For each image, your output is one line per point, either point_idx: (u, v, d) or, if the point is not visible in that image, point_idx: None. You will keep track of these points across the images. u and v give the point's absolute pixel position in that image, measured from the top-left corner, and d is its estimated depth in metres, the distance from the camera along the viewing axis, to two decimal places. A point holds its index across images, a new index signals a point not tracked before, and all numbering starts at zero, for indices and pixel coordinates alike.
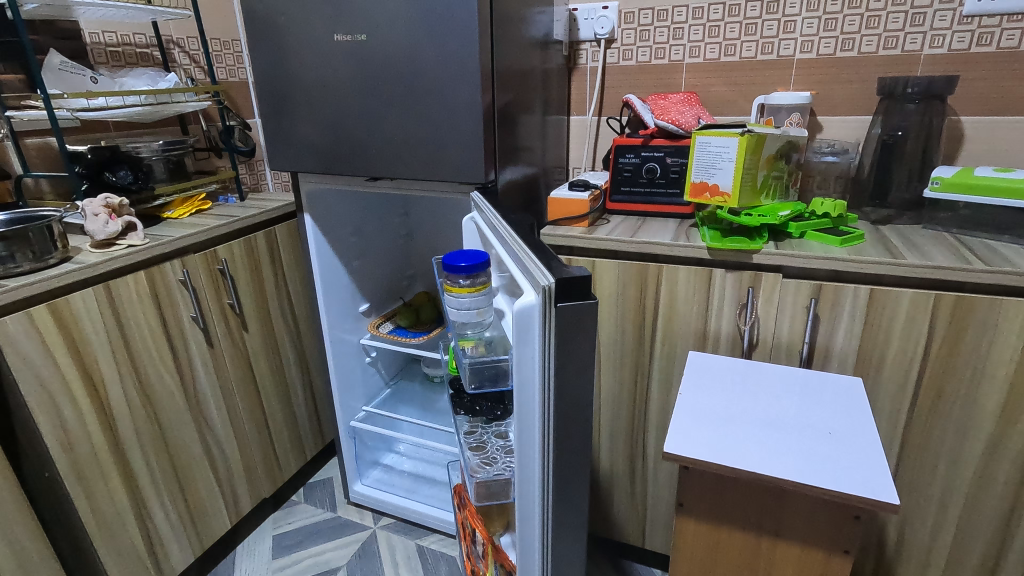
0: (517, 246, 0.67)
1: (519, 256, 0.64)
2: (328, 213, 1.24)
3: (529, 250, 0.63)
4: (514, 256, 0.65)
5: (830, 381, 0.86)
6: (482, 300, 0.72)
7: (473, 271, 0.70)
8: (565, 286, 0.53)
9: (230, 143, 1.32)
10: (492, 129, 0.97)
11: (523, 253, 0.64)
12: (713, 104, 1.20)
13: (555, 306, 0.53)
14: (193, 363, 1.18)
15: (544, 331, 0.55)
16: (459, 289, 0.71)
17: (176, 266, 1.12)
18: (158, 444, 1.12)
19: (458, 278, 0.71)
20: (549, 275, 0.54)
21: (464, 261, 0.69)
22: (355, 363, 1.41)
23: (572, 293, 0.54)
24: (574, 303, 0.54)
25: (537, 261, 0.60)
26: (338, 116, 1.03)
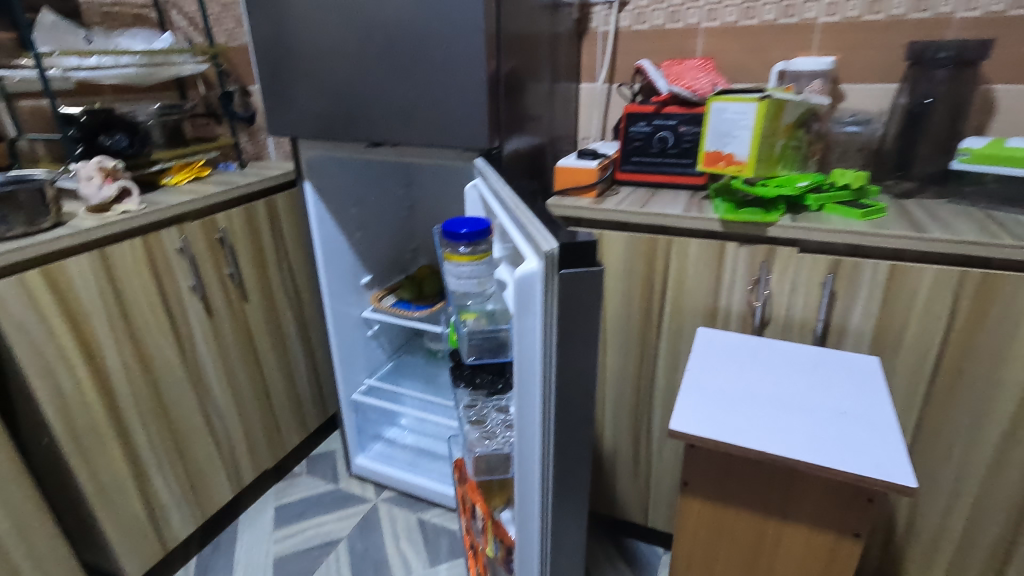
0: (520, 213, 0.63)
1: (522, 222, 0.60)
2: (330, 181, 1.20)
3: (533, 216, 0.60)
4: (517, 222, 0.62)
5: (846, 360, 0.83)
6: (483, 269, 0.69)
7: (474, 239, 0.67)
8: (570, 251, 0.50)
9: (229, 108, 1.28)
10: (499, 94, 0.92)
11: (525, 219, 0.60)
12: (730, 72, 1.14)
13: (558, 272, 0.50)
14: (192, 333, 1.16)
15: (546, 299, 0.52)
16: (459, 258, 0.68)
17: (174, 234, 1.09)
18: (158, 414, 1.11)
19: (457, 245, 0.68)
20: (552, 239, 0.50)
21: (464, 227, 0.66)
22: (356, 336, 1.39)
23: (577, 258, 0.50)
24: (578, 269, 0.50)
25: (541, 226, 0.56)
26: (337, 78, 0.99)
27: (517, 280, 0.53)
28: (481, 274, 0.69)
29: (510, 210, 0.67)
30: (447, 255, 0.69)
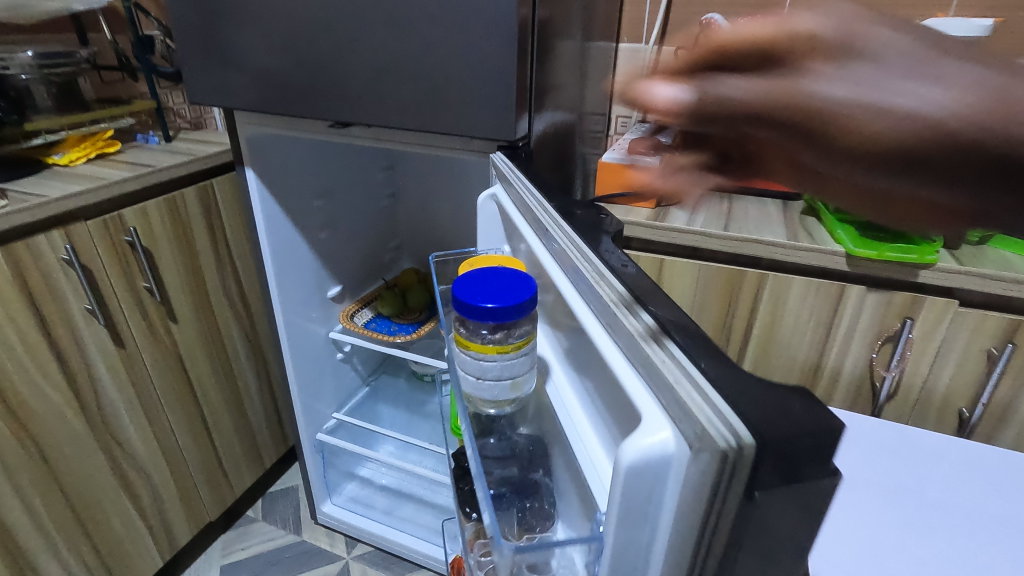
0: (606, 293, 0.35)
1: (616, 320, 0.33)
2: (282, 168, 0.89)
3: (637, 308, 0.33)
4: (602, 314, 0.35)
5: (1006, 482, 0.60)
6: (522, 366, 0.41)
7: (505, 319, 0.38)
8: (781, 454, 0.22)
9: (147, 60, 0.95)
10: (530, 56, 0.62)
11: (624, 314, 0.33)
12: None
13: (746, 495, 0.22)
14: (95, 370, 0.86)
15: (704, 542, 0.24)
16: (479, 348, 0.41)
17: (57, 240, 0.77)
18: (46, 482, 0.82)
19: (478, 327, 0.41)
20: (736, 425, 0.23)
21: (490, 299, 0.39)
22: (323, 362, 1.10)
23: (787, 465, 0.23)
24: (787, 492, 0.23)
25: (674, 350, 0.29)
26: (284, 22, 0.67)
27: (628, 468, 0.26)
28: (520, 374, 0.42)
29: (578, 275, 0.40)
30: (459, 338, 0.42)
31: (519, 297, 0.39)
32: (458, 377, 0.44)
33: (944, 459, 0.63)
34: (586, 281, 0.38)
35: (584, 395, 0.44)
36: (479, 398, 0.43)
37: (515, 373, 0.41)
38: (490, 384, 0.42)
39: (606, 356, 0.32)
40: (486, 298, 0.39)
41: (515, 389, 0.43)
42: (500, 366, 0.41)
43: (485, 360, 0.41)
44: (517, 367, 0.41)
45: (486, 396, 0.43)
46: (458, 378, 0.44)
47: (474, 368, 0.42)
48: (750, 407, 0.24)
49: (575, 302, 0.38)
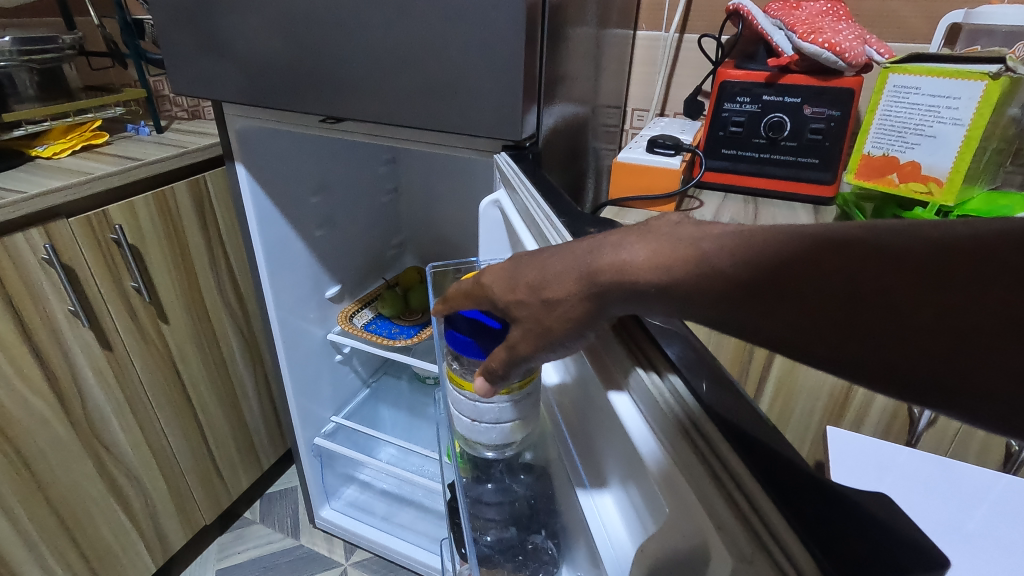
0: (621, 345, 0.34)
1: (642, 384, 0.31)
2: (277, 163, 0.84)
3: (667, 374, 0.31)
4: (621, 370, 0.33)
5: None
6: (520, 409, 0.44)
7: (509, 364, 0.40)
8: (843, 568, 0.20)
9: (136, 45, 0.89)
10: (540, 44, 0.56)
11: (647, 377, 0.31)
12: (867, 22, 0.77)
13: None
14: (79, 375, 0.82)
15: None
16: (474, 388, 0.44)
17: (36, 239, 0.73)
18: (29, 492, 0.79)
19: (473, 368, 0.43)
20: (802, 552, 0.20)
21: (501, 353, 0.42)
22: (320, 364, 1.06)
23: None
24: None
25: (698, 417, 0.27)
26: (271, 5, 0.61)
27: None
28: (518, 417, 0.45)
29: None
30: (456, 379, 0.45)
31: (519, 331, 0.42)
32: (455, 421, 0.47)
33: (985, 495, 0.58)
34: (606, 335, 0.36)
35: (586, 443, 0.43)
36: (478, 441, 0.47)
37: (513, 415, 0.44)
38: (489, 426, 0.45)
39: (614, 403, 0.32)
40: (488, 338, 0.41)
41: (515, 430, 0.46)
42: (498, 409, 0.44)
43: (481, 401, 0.44)
44: (516, 411, 0.44)
45: (482, 438, 0.46)
46: (455, 422, 0.47)
47: (470, 409, 0.45)
48: (804, 505, 0.22)
49: (590, 354, 0.37)
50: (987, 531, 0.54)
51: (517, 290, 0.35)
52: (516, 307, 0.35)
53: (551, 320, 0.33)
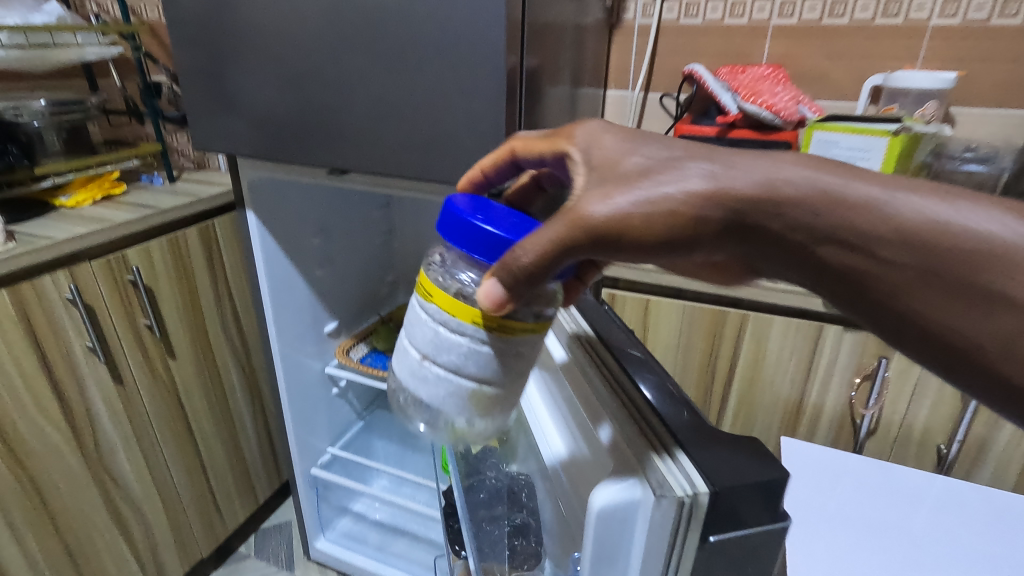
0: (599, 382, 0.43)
1: (609, 391, 0.42)
2: (283, 209, 0.92)
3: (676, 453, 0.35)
4: (633, 447, 0.37)
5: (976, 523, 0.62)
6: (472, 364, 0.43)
7: (467, 242, 0.42)
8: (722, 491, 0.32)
9: (154, 104, 0.98)
10: (520, 104, 0.65)
11: (661, 462, 0.35)
12: (805, 83, 0.89)
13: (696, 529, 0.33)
14: (92, 408, 0.87)
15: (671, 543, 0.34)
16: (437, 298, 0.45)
17: (61, 280, 0.79)
18: (39, 520, 0.83)
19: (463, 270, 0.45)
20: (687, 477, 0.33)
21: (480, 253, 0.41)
22: (317, 396, 1.11)
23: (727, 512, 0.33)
24: (737, 532, 0.33)
25: (628, 403, 0.41)
26: (288, 74, 0.71)
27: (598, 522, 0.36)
28: (483, 384, 0.43)
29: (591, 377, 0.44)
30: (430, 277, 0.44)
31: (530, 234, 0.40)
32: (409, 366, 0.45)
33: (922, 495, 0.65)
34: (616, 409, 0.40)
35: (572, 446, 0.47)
36: (431, 394, 0.45)
37: (477, 369, 0.43)
38: (450, 379, 0.44)
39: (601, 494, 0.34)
40: (484, 220, 0.41)
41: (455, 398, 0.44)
42: (463, 349, 0.42)
43: (444, 330, 0.43)
44: (482, 368, 0.43)
45: (425, 388, 0.45)
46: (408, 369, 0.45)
47: (431, 342, 0.44)
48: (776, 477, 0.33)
49: (584, 405, 0.43)
50: (919, 527, 0.61)
51: (662, 163, 0.36)
52: (669, 177, 0.35)
53: (730, 187, 0.34)
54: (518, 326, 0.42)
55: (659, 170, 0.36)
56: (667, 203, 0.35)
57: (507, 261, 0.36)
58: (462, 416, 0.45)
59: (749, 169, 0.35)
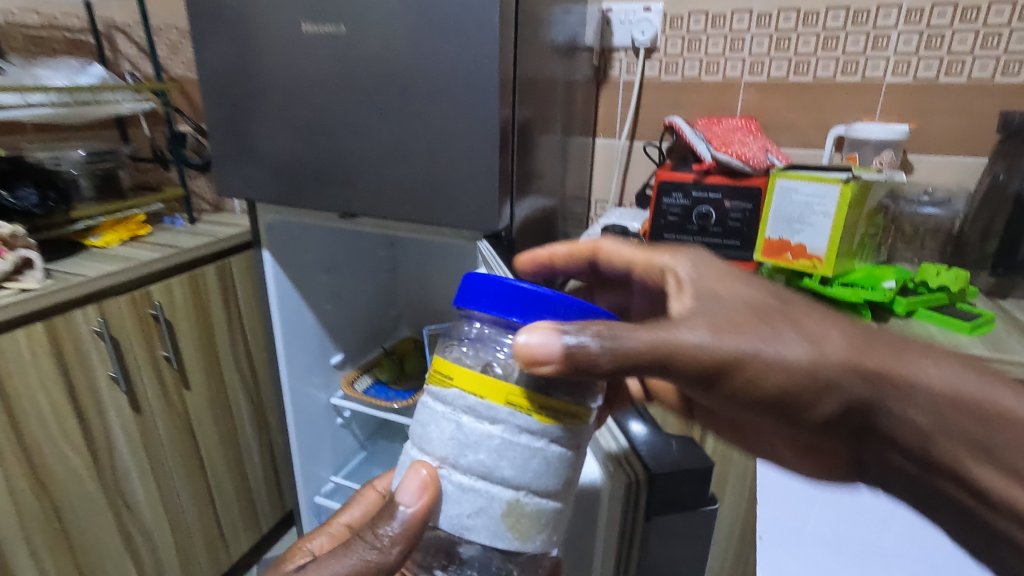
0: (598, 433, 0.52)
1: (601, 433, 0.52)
2: (295, 248, 0.99)
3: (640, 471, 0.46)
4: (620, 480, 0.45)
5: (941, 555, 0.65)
6: (508, 460, 0.36)
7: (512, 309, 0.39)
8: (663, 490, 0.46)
9: (179, 153, 1.07)
10: (511, 155, 0.73)
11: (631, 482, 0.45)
12: (776, 133, 0.97)
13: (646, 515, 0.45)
14: (111, 434, 0.92)
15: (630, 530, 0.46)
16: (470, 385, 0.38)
17: (91, 314, 0.86)
18: (56, 543, 0.87)
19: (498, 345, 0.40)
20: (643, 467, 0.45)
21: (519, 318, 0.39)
22: (322, 425, 1.16)
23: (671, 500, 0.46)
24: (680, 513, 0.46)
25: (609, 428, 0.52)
26: (305, 128, 0.80)
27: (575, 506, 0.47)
28: (520, 488, 0.37)
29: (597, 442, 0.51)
30: (446, 366, 0.38)
31: (570, 299, 0.38)
32: (418, 484, 0.38)
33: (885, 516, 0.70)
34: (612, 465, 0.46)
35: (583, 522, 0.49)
36: (454, 508, 0.38)
37: (515, 468, 0.36)
38: (479, 485, 0.37)
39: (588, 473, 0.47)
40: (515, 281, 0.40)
41: (486, 511, 0.37)
42: (495, 444, 0.36)
43: (471, 419, 0.37)
44: (518, 467, 0.37)
45: (450, 504, 0.38)
46: (418, 486, 0.38)
47: (454, 442, 0.37)
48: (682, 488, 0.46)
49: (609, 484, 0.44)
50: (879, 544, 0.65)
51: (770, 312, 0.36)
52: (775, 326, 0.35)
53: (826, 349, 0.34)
54: (564, 411, 0.37)
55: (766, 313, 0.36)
56: (741, 358, 0.35)
57: (579, 360, 0.34)
58: (495, 539, 0.37)
59: (834, 329, 0.35)
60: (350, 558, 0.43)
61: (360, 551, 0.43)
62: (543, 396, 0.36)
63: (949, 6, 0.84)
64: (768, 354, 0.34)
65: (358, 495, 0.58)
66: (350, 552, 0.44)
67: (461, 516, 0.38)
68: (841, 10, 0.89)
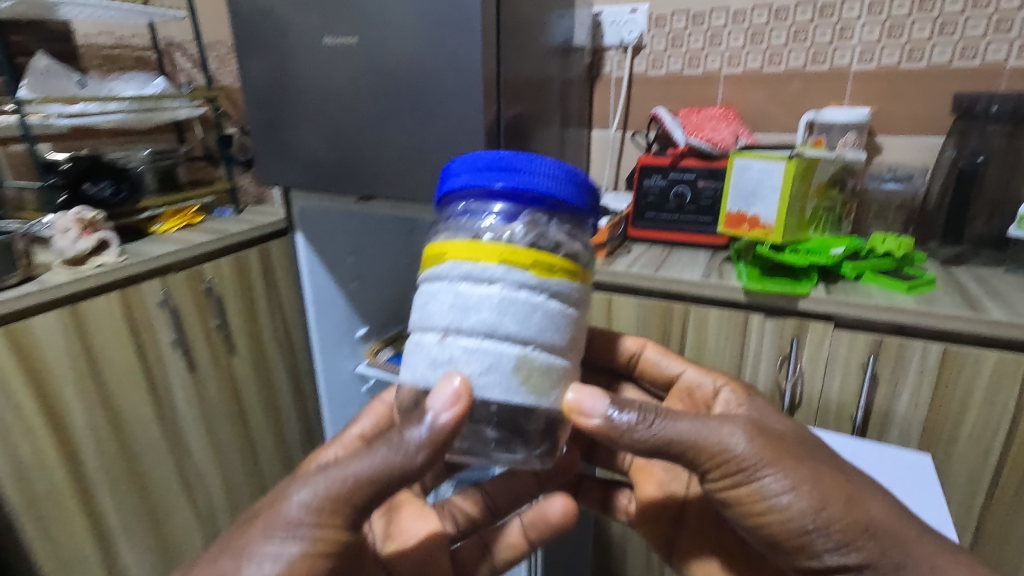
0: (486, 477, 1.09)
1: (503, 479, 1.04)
2: (325, 232, 1.14)
3: None
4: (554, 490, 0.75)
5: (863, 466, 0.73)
6: (513, 309, 0.45)
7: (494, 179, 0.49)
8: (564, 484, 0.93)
9: (226, 151, 1.23)
10: (498, 143, 0.85)
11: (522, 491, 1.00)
12: (753, 120, 1.06)
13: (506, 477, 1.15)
14: (172, 391, 1.09)
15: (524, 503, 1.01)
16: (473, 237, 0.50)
17: (155, 286, 1.03)
18: (129, 479, 1.04)
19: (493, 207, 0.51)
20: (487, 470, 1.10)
21: (496, 180, 0.49)
22: (349, 392, 1.31)
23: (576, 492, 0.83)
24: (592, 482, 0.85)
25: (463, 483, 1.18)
26: (329, 125, 0.94)
27: None
28: (525, 343, 0.46)
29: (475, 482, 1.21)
30: (443, 246, 0.49)
31: (535, 156, 0.49)
32: (451, 392, 0.44)
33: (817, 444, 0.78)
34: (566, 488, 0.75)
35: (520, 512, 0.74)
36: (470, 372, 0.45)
37: (518, 322, 0.45)
38: (487, 343, 0.45)
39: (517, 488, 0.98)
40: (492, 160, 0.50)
41: (498, 358, 0.45)
42: (496, 301, 0.45)
43: (470, 288, 0.46)
44: (521, 322, 0.45)
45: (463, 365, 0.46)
46: (451, 395, 0.44)
47: (457, 312, 0.46)
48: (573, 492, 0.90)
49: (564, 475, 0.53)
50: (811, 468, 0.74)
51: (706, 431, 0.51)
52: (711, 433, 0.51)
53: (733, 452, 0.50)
54: (553, 267, 0.46)
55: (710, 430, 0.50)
56: (750, 473, 0.50)
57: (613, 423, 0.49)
58: (509, 392, 0.45)
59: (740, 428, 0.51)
60: (373, 457, 0.48)
61: (386, 453, 0.48)
62: (535, 256, 0.46)
63: None
64: (766, 479, 0.50)
65: (367, 410, 0.70)
66: (374, 453, 0.49)
67: (476, 376, 0.45)
68: (808, 5, 0.97)
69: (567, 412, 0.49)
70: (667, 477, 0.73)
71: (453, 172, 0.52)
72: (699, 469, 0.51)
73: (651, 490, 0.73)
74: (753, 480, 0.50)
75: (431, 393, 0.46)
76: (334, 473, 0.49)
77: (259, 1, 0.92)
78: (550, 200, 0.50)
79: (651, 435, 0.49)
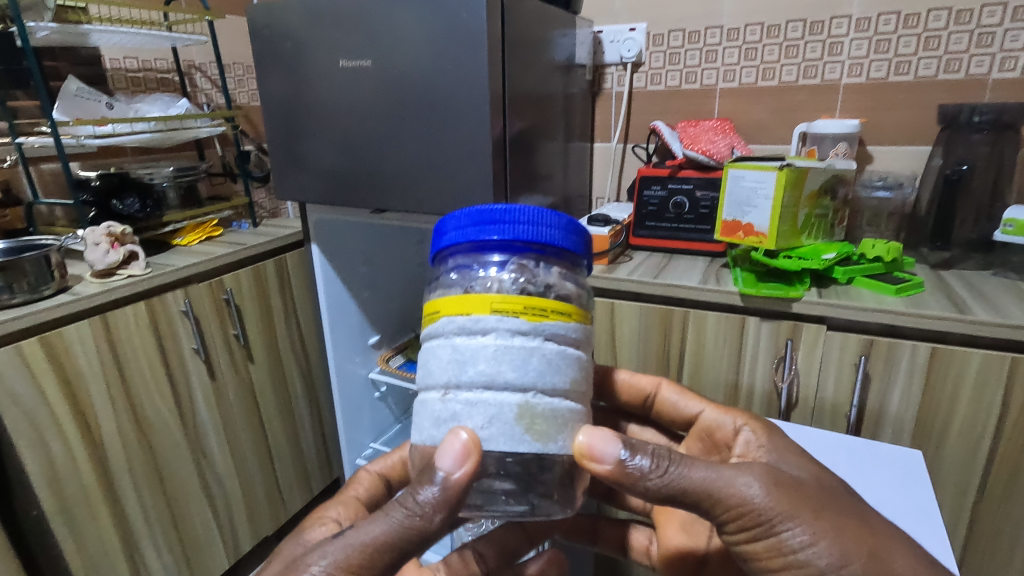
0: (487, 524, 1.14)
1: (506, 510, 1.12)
2: (339, 244, 1.19)
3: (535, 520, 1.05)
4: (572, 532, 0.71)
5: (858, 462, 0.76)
6: (508, 356, 0.43)
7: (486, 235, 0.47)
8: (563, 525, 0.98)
9: (245, 167, 1.29)
10: (505, 157, 0.89)
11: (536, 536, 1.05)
12: (749, 132, 1.10)
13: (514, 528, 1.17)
14: (194, 397, 1.13)
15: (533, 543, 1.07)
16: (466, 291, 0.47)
17: (179, 296, 1.08)
18: (154, 481, 1.08)
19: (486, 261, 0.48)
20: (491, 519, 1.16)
21: (488, 234, 0.47)
22: (362, 398, 1.35)
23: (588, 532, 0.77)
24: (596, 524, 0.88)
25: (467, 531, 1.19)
26: (343, 142, 0.99)
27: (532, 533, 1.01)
28: (525, 390, 0.43)
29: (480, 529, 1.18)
30: (437, 303, 0.46)
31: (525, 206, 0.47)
32: (458, 446, 0.42)
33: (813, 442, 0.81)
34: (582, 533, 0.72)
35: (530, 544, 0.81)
36: (471, 426, 0.43)
37: (515, 369, 0.43)
38: (487, 395, 0.43)
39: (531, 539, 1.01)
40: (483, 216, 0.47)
41: (499, 409, 0.43)
42: (491, 351, 0.43)
43: (463, 339, 0.44)
44: (518, 368, 0.43)
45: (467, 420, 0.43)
46: (460, 451, 0.42)
47: (454, 366, 0.44)
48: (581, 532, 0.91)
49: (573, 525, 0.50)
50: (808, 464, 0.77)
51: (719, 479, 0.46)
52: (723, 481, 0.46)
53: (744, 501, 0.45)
54: (545, 310, 0.44)
55: (719, 478, 0.45)
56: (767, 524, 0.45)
57: (621, 470, 0.45)
58: (514, 442, 0.43)
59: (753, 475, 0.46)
60: (388, 521, 0.45)
61: (400, 515, 0.45)
62: (527, 302, 0.43)
63: (893, 14, 0.95)
64: (786, 533, 0.45)
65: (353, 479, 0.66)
66: (388, 516, 0.45)
67: (480, 430, 0.43)
68: (799, 22, 1.01)
69: (579, 458, 0.45)
70: (690, 518, 0.67)
71: (444, 229, 0.50)
72: (716, 522, 0.46)
73: (673, 535, 0.67)
74: (771, 534, 0.45)
75: (438, 450, 0.43)
76: (346, 542, 0.45)
77: (279, 26, 0.98)
78: (544, 247, 0.48)
79: (664, 483, 0.45)
